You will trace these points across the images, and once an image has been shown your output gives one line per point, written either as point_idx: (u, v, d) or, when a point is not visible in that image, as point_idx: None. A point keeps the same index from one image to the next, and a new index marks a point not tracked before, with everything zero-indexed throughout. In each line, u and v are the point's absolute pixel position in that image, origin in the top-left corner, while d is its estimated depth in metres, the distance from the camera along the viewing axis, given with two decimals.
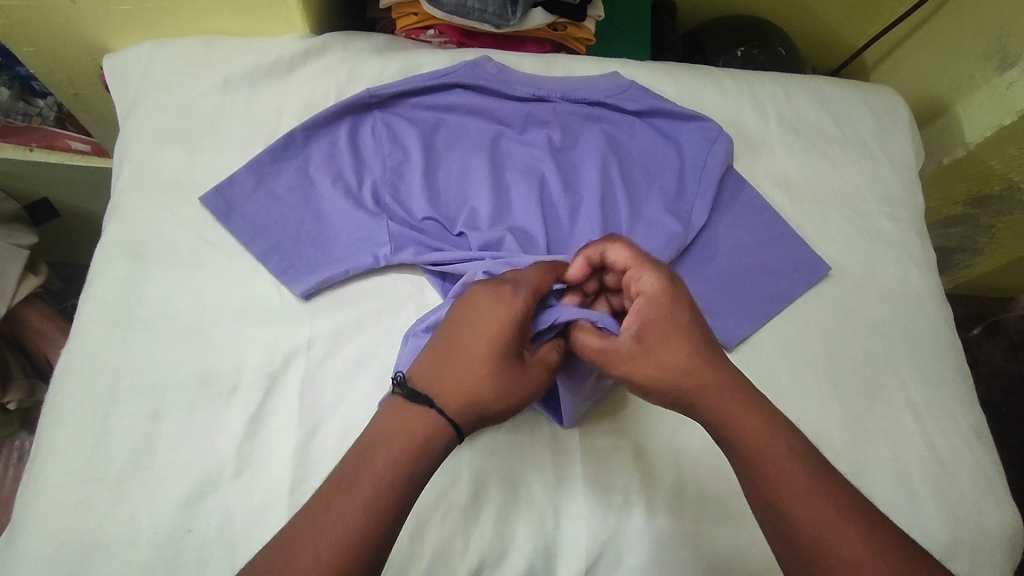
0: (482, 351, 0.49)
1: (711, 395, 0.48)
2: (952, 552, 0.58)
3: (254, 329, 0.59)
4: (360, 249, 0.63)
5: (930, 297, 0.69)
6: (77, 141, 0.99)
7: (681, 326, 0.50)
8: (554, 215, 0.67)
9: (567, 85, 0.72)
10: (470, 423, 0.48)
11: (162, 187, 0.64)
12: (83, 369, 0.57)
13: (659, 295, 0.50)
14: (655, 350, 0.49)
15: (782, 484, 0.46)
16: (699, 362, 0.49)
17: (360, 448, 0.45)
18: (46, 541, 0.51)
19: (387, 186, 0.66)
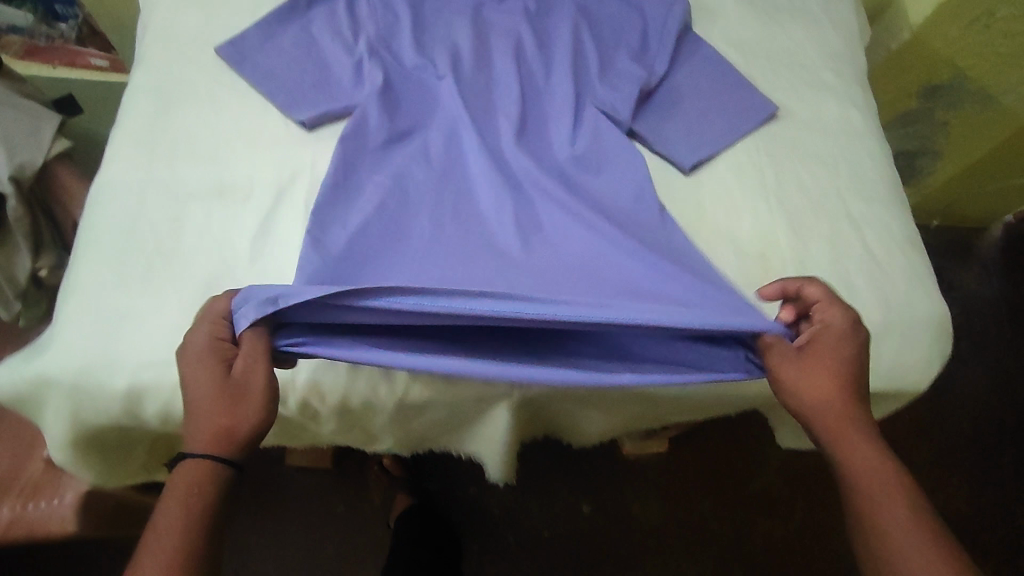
0: (189, 392, 0.50)
1: (842, 420, 0.52)
2: (884, 333, 0.67)
3: (264, 152, 0.67)
4: (358, 90, 0.71)
5: (869, 135, 0.77)
6: (96, 58, 1.09)
7: (851, 359, 0.54)
8: (533, 73, 0.76)
9: None
10: (221, 441, 0.48)
11: (181, 41, 0.72)
12: (116, 182, 0.65)
13: (850, 329, 0.55)
14: (823, 365, 0.54)
15: (890, 517, 0.48)
16: (854, 401, 0.53)
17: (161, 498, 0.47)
18: (91, 307, 0.60)
19: (381, 42, 0.74)
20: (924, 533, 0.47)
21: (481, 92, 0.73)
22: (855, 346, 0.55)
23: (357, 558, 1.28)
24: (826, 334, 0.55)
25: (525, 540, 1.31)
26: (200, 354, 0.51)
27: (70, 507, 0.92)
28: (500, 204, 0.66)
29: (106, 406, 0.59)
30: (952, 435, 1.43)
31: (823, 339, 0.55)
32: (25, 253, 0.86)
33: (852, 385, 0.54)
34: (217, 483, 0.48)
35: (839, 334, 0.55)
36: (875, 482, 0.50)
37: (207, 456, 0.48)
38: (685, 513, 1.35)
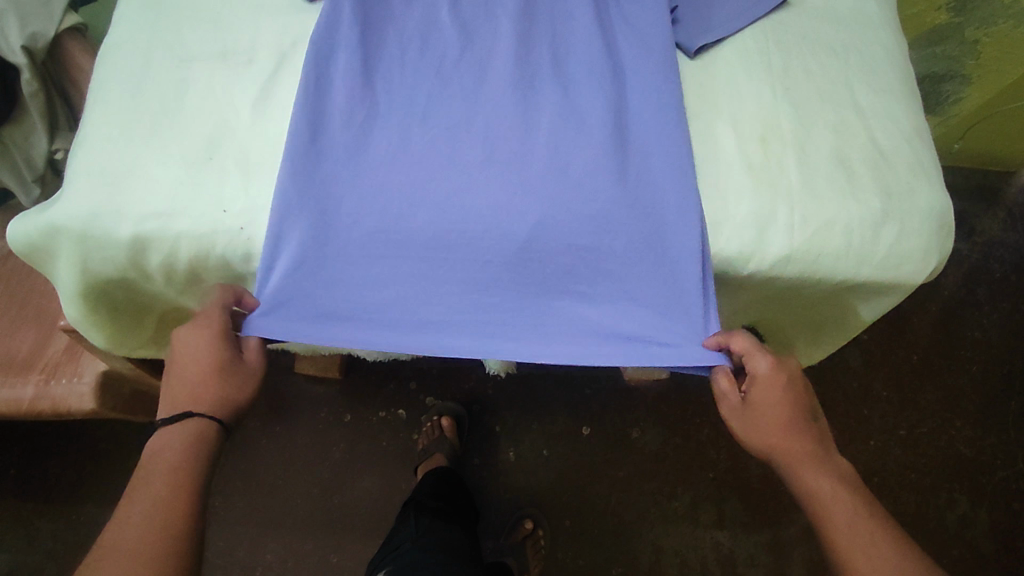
0: (189, 372, 0.57)
1: (790, 454, 0.60)
2: (884, 218, 0.64)
3: (267, 19, 0.67)
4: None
5: (884, 27, 0.75)
6: None
7: (784, 403, 0.60)
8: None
9: None
10: (221, 410, 0.57)
11: None
12: (122, 42, 0.66)
13: (773, 373, 0.60)
14: (762, 419, 0.60)
15: (839, 526, 0.56)
16: (790, 437, 0.60)
17: (167, 466, 0.53)
18: (91, 158, 0.61)
19: None
20: (867, 530, 0.55)
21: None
22: (786, 395, 0.60)
23: (359, 466, 1.30)
24: (762, 384, 0.60)
25: (523, 457, 1.34)
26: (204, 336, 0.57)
27: (89, 384, 0.91)
28: (465, 199, 0.62)
29: (113, 255, 0.60)
30: (960, 376, 1.41)
31: (754, 392, 0.60)
32: (44, 133, 0.86)
33: (787, 423, 0.60)
34: (211, 432, 0.57)
35: (772, 383, 0.59)
36: (827, 507, 0.57)
37: (206, 418, 0.56)
38: (682, 440, 1.36)
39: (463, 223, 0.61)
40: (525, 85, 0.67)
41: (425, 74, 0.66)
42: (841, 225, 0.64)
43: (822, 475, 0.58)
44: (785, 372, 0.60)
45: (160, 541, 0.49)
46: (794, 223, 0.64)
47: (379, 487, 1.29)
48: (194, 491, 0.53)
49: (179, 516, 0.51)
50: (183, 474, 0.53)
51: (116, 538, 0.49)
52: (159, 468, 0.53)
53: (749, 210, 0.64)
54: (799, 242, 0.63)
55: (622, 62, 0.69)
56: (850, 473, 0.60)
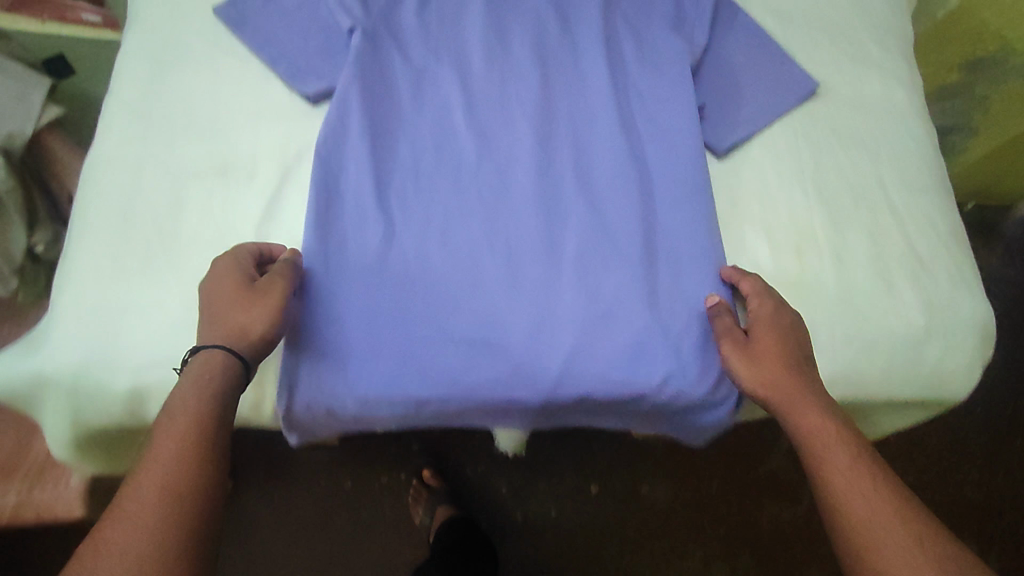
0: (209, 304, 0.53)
1: (788, 395, 0.54)
2: (924, 333, 0.63)
3: (268, 126, 0.62)
4: (357, 45, 0.63)
5: (913, 114, 0.72)
6: (89, 13, 1.03)
7: (789, 344, 0.56)
8: (545, 43, 0.67)
9: None
10: (243, 340, 0.51)
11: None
12: (109, 159, 0.61)
13: (775, 314, 0.58)
14: (763, 355, 0.56)
15: (850, 497, 0.49)
16: (791, 380, 0.54)
17: (171, 423, 0.46)
18: (83, 297, 0.56)
19: (381, 6, 0.66)
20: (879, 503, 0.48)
21: (497, 59, 0.66)
22: (786, 335, 0.57)
23: (363, 534, 1.26)
24: (764, 327, 0.57)
25: (533, 517, 1.30)
26: (224, 273, 0.53)
27: (77, 491, 0.86)
28: (494, 330, 0.58)
29: (110, 404, 0.55)
30: (967, 417, 1.41)
31: (757, 329, 0.57)
32: (18, 222, 0.80)
33: (787, 360, 0.55)
34: (232, 374, 0.50)
35: (772, 323, 0.57)
36: (832, 471, 0.50)
37: (222, 347, 0.50)
38: (694, 492, 1.34)
39: (490, 366, 0.57)
40: (546, 200, 0.63)
41: (440, 190, 0.62)
42: (880, 343, 0.62)
43: (828, 431, 0.52)
44: (790, 316, 0.58)
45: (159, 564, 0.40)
46: (833, 345, 0.61)
47: (387, 553, 1.25)
48: (207, 458, 0.45)
49: (190, 515, 0.43)
50: (197, 471, 0.45)
51: (110, 547, 0.40)
52: (173, 459, 0.44)
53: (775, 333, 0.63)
54: (838, 365, 0.61)
55: (647, 164, 0.65)
56: (862, 438, 0.52)
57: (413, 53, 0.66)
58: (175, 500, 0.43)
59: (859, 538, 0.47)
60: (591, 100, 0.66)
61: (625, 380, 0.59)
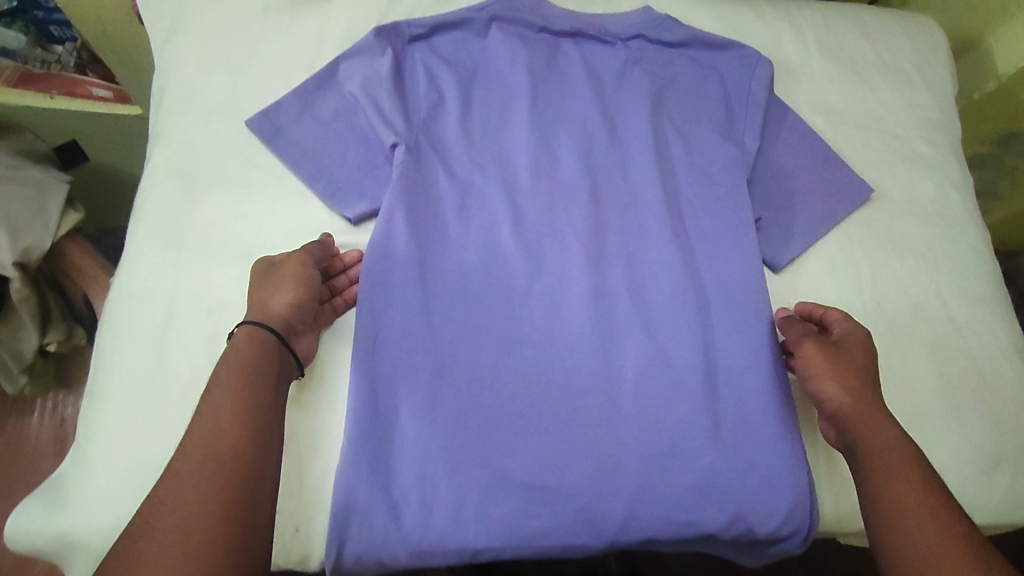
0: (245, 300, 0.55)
1: (868, 408, 0.53)
2: (996, 460, 0.60)
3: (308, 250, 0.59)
4: (403, 159, 0.60)
5: (966, 218, 0.70)
6: (98, 87, 1.01)
7: (874, 367, 0.57)
8: (592, 153, 0.65)
9: (607, 21, 0.70)
10: (283, 325, 0.53)
11: (205, 110, 0.63)
12: (138, 290, 0.57)
13: (866, 337, 0.58)
14: (850, 364, 0.56)
15: (892, 491, 0.48)
16: (873, 396, 0.54)
17: (215, 399, 0.46)
18: (114, 450, 0.52)
19: (424, 117, 0.62)
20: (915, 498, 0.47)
21: (544, 172, 0.63)
22: (872, 357, 0.57)
23: None
24: (847, 343, 0.57)
25: None
26: (255, 269, 0.56)
27: None
28: (554, 471, 0.55)
29: None
30: None
31: (847, 339, 0.58)
32: (33, 327, 0.77)
33: (871, 378, 0.56)
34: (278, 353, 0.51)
35: (856, 340, 0.58)
36: (889, 477, 0.49)
37: (253, 325, 0.51)
38: None
39: (553, 512, 0.54)
40: (602, 325, 0.60)
41: (492, 317, 0.59)
42: (953, 474, 0.59)
43: (899, 443, 0.51)
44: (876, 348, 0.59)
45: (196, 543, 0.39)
46: None
47: None
48: (241, 434, 0.45)
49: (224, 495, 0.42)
50: (238, 450, 0.44)
51: (153, 524, 0.40)
52: (220, 431, 0.44)
53: (830, 461, 0.61)
54: None
55: (703, 283, 0.63)
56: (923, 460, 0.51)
57: (459, 164, 0.62)
58: (217, 473, 0.42)
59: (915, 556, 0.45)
60: (640, 213, 0.64)
61: (692, 521, 0.56)
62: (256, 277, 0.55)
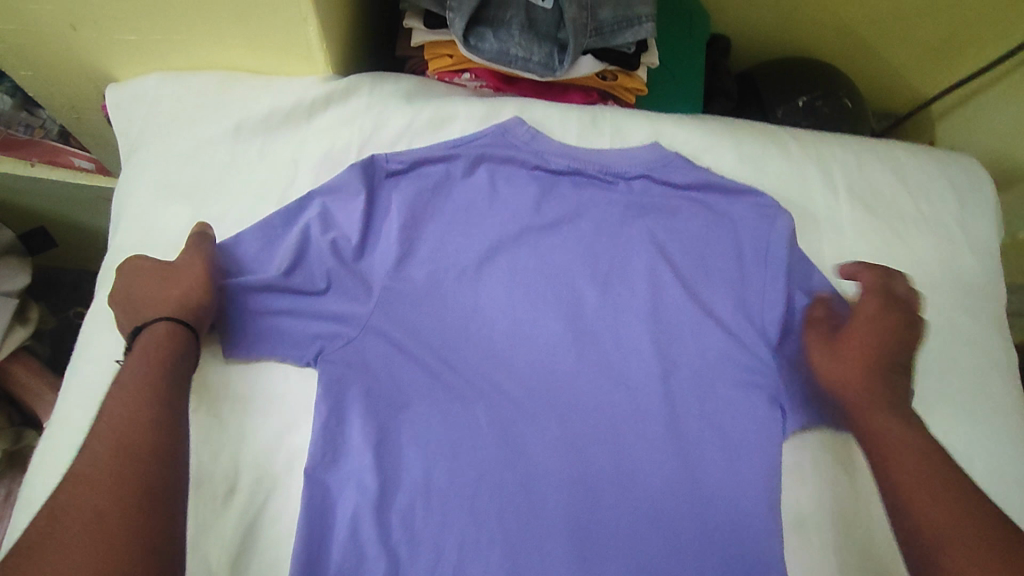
0: (140, 300, 0.53)
1: (864, 395, 0.54)
2: None
3: (258, 419, 0.55)
4: (352, 340, 0.56)
5: (1008, 406, 0.62)
6: (80, 158, 0.97)
7: (886, 333, 0.57)
8: (580, 313, 0.60)
9: (608, 157, 0.64)
10: (179, 306, 0.52)
11: (163, 244, 0.59)
12: (64, 459, 0.52)
13: (883, 314, 0.58)
14: (852, 348, 0.56)
15: (924, 490, 0.48)
16: (875, 380, 0.55)
17: (114, 396, 0.47)
18: None
19: (393, 266, 0.58)
20: (952, 497, 0.47)
21: (525, 336, 0.58)
22: (890, 333, 0.57)
23: None
24: (858, 317, 0.58)
25: None
26: (141, 271, 0.55)
27: None
28: None
29: None
30: None
31: (860, 326, 0.57)
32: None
33: (878, 351, 0.56)
34: (177, 336, 0.51)
35: (871, 301, 0.59)
36: (905, 474, 0.49)
37: (166, 319, 0.51)
38: None
39: None
40: (580, 529, 0.53)
41: (456, 516, 0.52)
42: None
43: (902, 431, 0.51)
44: (899, 315, 0.58)
45: (108, 528, 0.39)
46: None
47: None
48: (147, 413, 0.46)
49: (131, 475, 0.42)
50: (143, 435, 0.44)
51: (57, 537, 0.39)
52: (107, 431, 0.45)
53: None
54: None
55: (699, 479, 0.55)
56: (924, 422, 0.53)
57: (430, 328, 0.58)
58: (116, 467, 0.43)
59: (926, 514, 0.47)
60: (634, 388, 0.58)
61: None
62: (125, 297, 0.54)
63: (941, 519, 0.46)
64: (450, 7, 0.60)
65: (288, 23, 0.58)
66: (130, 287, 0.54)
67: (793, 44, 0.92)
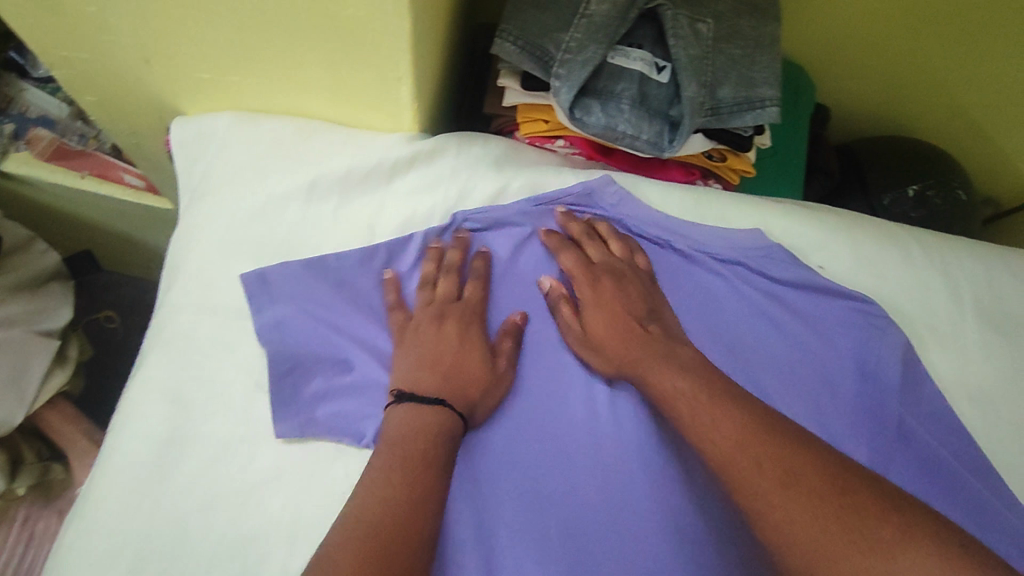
0: (429, 362, 0.50)
1: (648, 357, 0.51)
2: None
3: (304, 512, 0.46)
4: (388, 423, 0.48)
5: None
6: (130, 174, 0.88)
7: (613, 291, 0.54)
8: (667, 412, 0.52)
9: (700, 235, 0.58)
10: (456, 397, 0.49)
11: (218, 305, 0.53)
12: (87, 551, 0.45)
13: (585, 272, 0.55)
14: (600, 311, 0.54)
15: (761, 493, 0.41)
16: (655, 350, 0.51)
17: (406, 460, 0.44)
18: None
19: (451, 338, 0.51)
20: (799, 502, 0.40)
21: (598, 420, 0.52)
22: (612, 289, 0.54)
23: None
24: (578, 276, 0.55)
25: None
26: (444, 336, 0.51)
27: None
28: None
29: None
30: None
31: (585, 295, 0.55)
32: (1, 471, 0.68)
33: (612, 312, 0.54)
34: (436, 417, 0.47)
35: (581, 286, 0.55)
36: (748, 467, 0.42)
37: (436, 402, 0.47)
38: None
39: None
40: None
41: None
42: None
43: (717, 410, 0.45)
44: (609, 263, 0.56)
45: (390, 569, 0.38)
46: None
47: None
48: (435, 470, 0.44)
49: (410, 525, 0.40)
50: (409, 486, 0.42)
51: None
52: (383, 490, 0.42)
53: None
54: None
55: None
56: (706, 364, 0.50)
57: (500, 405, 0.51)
58: (387, 524, 0.40)
59: (713, 445, 0.44)
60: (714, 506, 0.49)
61: None
62: (403, 345, 0.51)
63: (760, 455, 0.42)
64: (557, 74, 0.54)
65: (382, 78, 0.53)
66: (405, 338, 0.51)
67: (897, 118, 0.86)
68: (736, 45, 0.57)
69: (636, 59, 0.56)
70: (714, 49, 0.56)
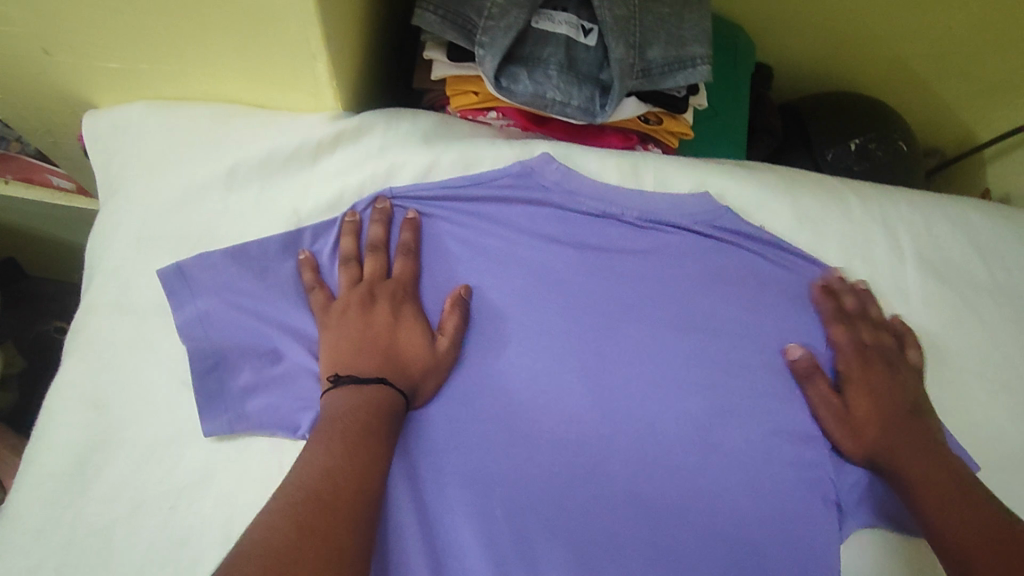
0: (368, 340, 0.48)
1: (899, 443, 0.49)
2: None
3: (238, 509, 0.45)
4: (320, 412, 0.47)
5: None
6: (58, 176, 0.84)
7: (891, 385, 0.52)
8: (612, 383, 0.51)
9: (640, 199, 0.56)
10: (397, 372, 0.47)
11: (139, 305, 0.50)
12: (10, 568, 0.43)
13: (859, 358, 0.53)
14: (862, 397, 0.52)
15: None
16: (926, 442, 0.50)
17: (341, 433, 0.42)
18: None
19: (383, 321, 0.49)
20: None
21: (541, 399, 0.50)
22: (884, 383, 0.52)
23: None
24: (768, 316, 0.54)
25: None
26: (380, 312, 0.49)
27: None
28: None
29: None
30: None
31: (853, 387, 0.52)
32: None
33: (877, 402, 0.52)
34: (380, 394, 0.45)
35: (850, 363, 0.53)
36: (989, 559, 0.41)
37: (377, 379, 0.46)
38: None
39: None
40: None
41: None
42: None
43: (979, 508, 0.45)
44: (883, 347, 0.54)
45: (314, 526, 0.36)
46: None
47: None
48: (373, 442, 0.42)
49: (342, 490, 0.39)
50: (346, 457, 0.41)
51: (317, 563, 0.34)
52: (320, 458, 0.40)
53: None
54: None
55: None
56: (954, 463, 0.48)
57: (442, 390, 0.49)
58: (321, 490, 0.38)
59: (953, 534, 0.44)
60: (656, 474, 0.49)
61: None
62: (336, 327, 0.48)
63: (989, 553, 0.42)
64: (480, 42, 0.52)
65: (294, 56, 0.50)
66: (340, 318, 0.49)
67: (838, 75, 0.86)
68: (664, 3, 0.56)
69: (561, 22, 0.54)
70: (641, 8, 0.55)
